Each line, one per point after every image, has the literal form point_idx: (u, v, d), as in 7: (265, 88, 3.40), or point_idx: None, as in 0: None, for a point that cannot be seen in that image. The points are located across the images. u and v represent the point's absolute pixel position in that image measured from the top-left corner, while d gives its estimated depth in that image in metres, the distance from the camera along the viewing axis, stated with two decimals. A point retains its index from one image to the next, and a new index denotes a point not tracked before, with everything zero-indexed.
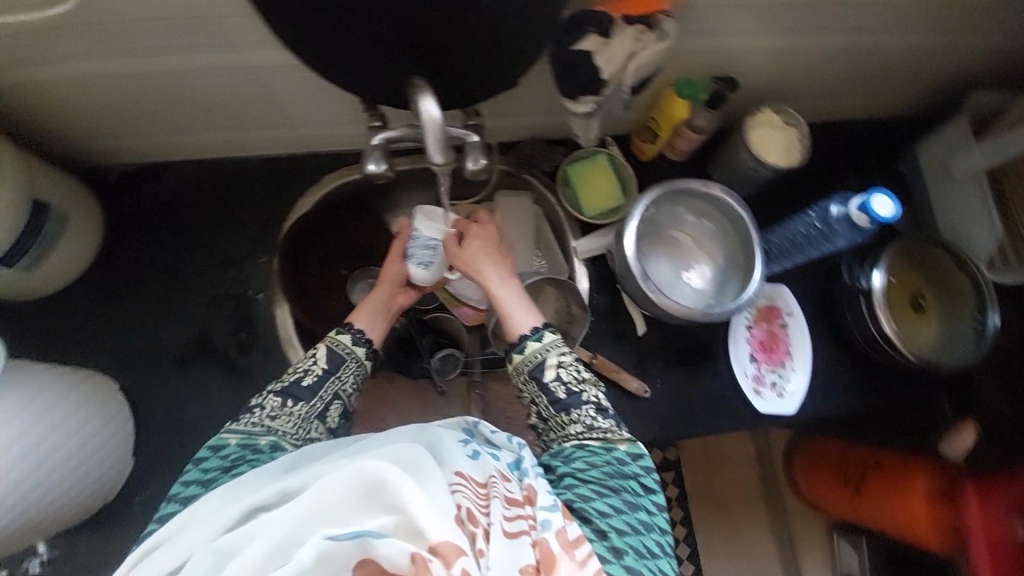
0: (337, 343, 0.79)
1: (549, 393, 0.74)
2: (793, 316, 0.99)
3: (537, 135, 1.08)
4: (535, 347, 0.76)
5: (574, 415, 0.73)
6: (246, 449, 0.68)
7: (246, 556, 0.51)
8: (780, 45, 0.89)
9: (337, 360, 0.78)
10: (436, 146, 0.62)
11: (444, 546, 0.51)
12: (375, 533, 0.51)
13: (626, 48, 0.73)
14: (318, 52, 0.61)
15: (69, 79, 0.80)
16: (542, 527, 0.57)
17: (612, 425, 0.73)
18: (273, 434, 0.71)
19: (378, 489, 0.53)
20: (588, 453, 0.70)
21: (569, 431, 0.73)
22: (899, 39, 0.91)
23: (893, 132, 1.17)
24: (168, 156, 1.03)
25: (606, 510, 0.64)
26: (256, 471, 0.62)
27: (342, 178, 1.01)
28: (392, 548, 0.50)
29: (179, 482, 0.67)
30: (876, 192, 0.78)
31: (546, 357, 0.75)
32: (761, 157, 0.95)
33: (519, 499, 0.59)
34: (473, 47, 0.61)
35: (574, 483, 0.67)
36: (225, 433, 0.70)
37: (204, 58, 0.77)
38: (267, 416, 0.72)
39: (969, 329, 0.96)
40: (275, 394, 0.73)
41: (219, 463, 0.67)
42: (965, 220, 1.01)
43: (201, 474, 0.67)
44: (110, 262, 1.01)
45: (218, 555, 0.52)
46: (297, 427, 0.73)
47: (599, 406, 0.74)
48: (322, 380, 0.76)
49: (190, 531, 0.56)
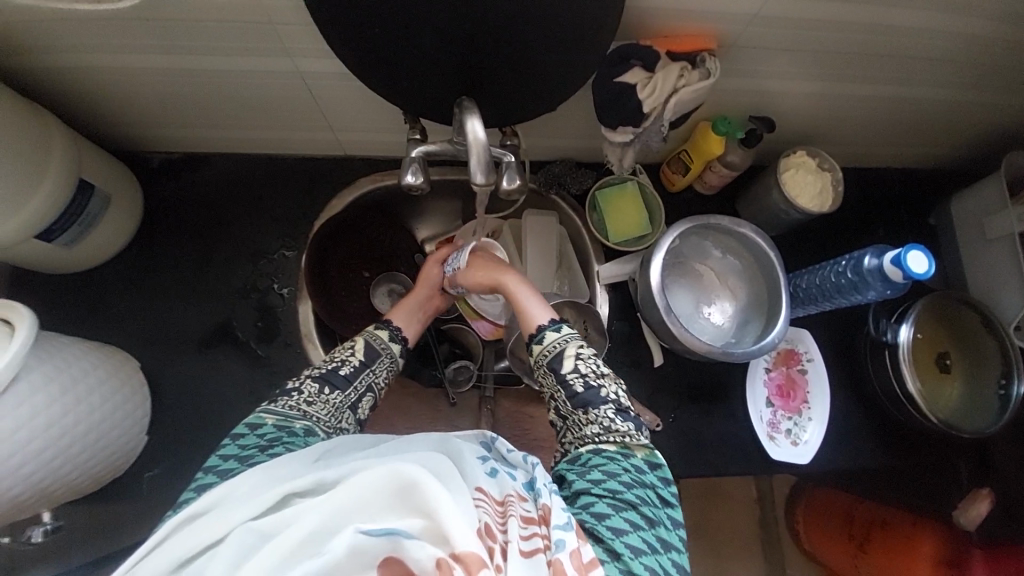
0: (376, 338, 0.82)
1: (567, 387, 0.74)
2: (812, 363, 1.01)
3: (569, 157, 1.09)
4: (554, 337, 0.77)
5: (592, 414, 0.72)
6: (282, 431, 0.68)
7: (279, 542, 0.51)
8: (821, 91, 0.89)
9: (373, 355, 0.80)
10: (480, 166, 0.62)
11: (469, 555, 0.50)
12: (404, 534, 0.51)
13: (670, 84, 0.74)
14: (370, 66, 0.62)
15: (127, 69, 0.83)
16: (557, 547, 0.55)
17: (631, 430, 0.72)
18: (308, 419, 0.71)
19: (409, 491, 0.53)
20: (605, 461, 0.69)
21: (586, 432, 0.72)
22: (942, 95, 0.91)
23: (927, 184, 1.16)
24: (209, 148, 1.06)
25: (622, 528, 0.61)
26: (291, 457, 0.62)
27: (377, 182, 1.03)
28: (421, 552, 0.50)
29: (215, 454, 0.66)
30: (911, 248, 0.78)
31: (563, 348, 0.76)
32: (793, 200, 0.95)
33: (535, 518, 0.58)
34: (521, 73, 0.62)
35: (590, 500, 0.64)
36: (263, 413, 0.71)
37: (258, 60, 0.80)
38: (305, 401, 0.73)
39: (993, 395, 0.94)
40: (313, 379, 0.75)
41: (255, 442, 0.67)
42: (996, 280, 0.99)
43: (238, 450, 0.65)
44: (144, 245, 1.04)
45: (256, 536, 0.52)
46: (331, 415, 0.73)
47: (619, 407, 0.73)
48: (358, 371, 0.78)
49: (228, 508, 0.55)
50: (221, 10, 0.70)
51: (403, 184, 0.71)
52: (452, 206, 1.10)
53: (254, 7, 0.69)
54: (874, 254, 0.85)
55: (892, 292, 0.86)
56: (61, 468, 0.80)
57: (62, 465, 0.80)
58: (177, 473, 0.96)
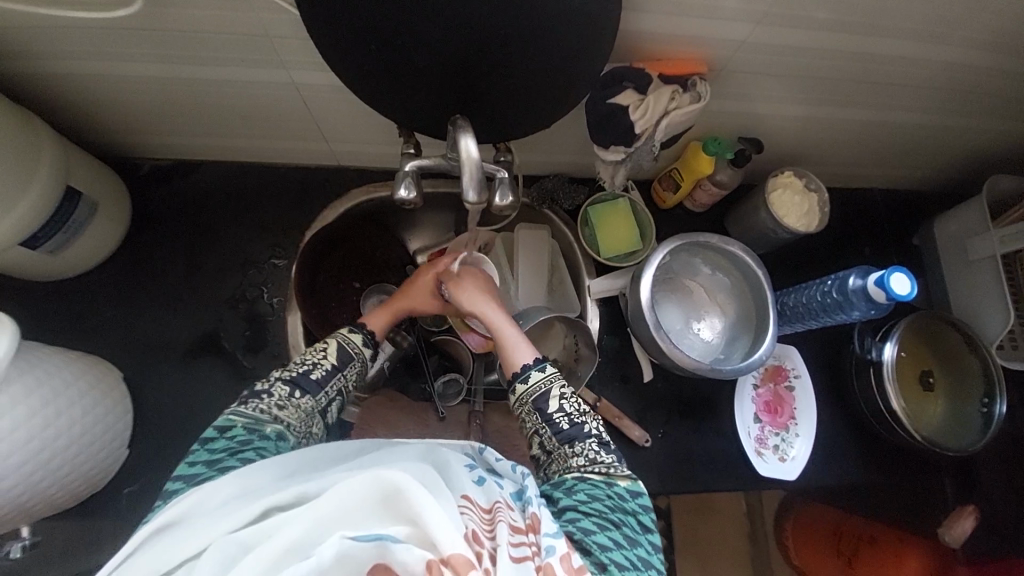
0: (349, 342, 0.81)
1: (552, 425, 0.75)
2: (798, 380, 1.03)
3: (561, 173, 1.10)
4: (539, 377, 0.77)
5: (578, 447, 0.73)
6: (253, 434, 0.67)
7: (262, 555, 0.51)
8: (808, 114, 0.91)
9: (345, 359, 0.80)
10: (471, 183, 0.62)
11: (456, 557, 0.50)
12: (391, 539, 0.52)
13: (662, 105, 0.76)
14: (365, 83, 0.62)
15: (120, 76, 0.83)
16: (547, 553, 0.56)
17: (614, 461, 0.73)
18: (279, 423, 0.70)
19: (395, 500, 0.53)
20: (590, 486, 0.69)
21: (571, 463, 0.72)
22: (925, 121, 0.94)
23: (911, 205, 1.19)
24: (200, 156, 1.06)
25: (607, 544, 0.63)
26: (268, 462, 0.61)
27: (367, 194, 1.02)
28: (409, 554, 0.51)
29: (182, 463, 0.65)
30: (894, 270, 0.79)
31: (548, 389, 0.76)
32: (780, 219, 0.96)
33: (523, 527, 0.58)
34: (515, 93, 0.63)
35: (576, 517, 0.65)
36: (232, 415, 0.69)
37: (254, 72, 0.80)
38: (276, 405, 0.71)
39: (976, 413, 0.96)
40: (284, 382, 0.74)
41: (225, 446, 0.66)
42: (977, 301, 1.01)
43: (207, 456, 0.65)
44: (131, 252, 1.02)
45: (240, 548, 0.52)
46: (302, 420, 0.73)
47: (602, 440, 0.74)
48: (329, 376, 0.77)
49: (206, 521, 0.54)
50: (217, 21, 0.70)
51: (395, 198, 0.71)
52: (444, 218, 1.10)
53: (250, 19, 0.69)
54: (858, 274, 0.87)
55: (876, 312, 0.88)
56: (41, 482, 0.78)
57: (43, 479, 0.78)
58: (157, 487, 0.93)
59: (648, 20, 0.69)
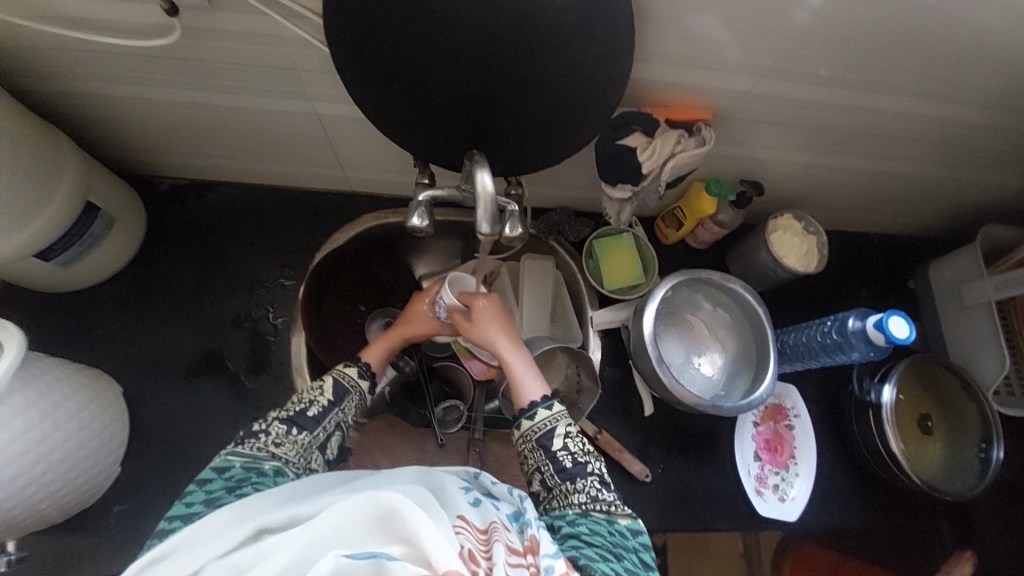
0: (344, 376, 0.81)
1: (556, 462, 0.73)
2: (798, 420, 1.03)
3: (567, 206, 1.14)
4: (545, 416, 0.76)
5: (579, 483, 0.72)
6: (251, 471, 0.68)
7: (253, 574, 0.49)
8: (806, 160, 0.96)
9: (342, 393, 0.80)
10: (484, 215, 0.64)
11: (454, 575, 0.49)
12: (387, 556, 0.50)
13: (668, 148, 0.79)
14: (388, 117, 0.66)
15: (149, 100, 0.86)
16: (545, 573, 0.55)
17: (616, 499, 0.71)
18: (277, 459, 0.71)
19: (390, 518, 0.52)
20: (591, 522, 0.69)
21: (572, 500, 0.71)
22: (917, 171, 0.98)
23: (905, 250, 1.22)
24: (217, 176, 1.09)
25: (608, 575, 0.61)
26: (261, 494, 0.61)
27: (379, 219, 1.06)
28: (405, 572, 0.49)
29: (179, 500, 0.65)
30: (892, 314, 0.81)
31: (553, 427, 0.75)
32: (780, 258, 0.99)
33: (520, 549, 0.58)
34: (529, 131, 0.66)
35: (578, 544, 0.65)
36: (228, 455, 0.70)
37: (279, 101, 0.84)
38: (273, 443, 0.72)
39: (974, 458, 0.96)
40: (281, 421, 0.74)
41: (222, 484, 0.66)
42: (973, 346, 1.03)
43: (203, 495, 0.65)
44: (141, 267, 1.04)
45: (233, 571, 0.51)
46: (299, 456, 0.73)
47: (603, 479, 0.73)
48: (326, 411, 0.77)
49: (200, 546, 0.54)
50: (249, 55, 0.74)
51: (408, 226, 0.73)
52: (452, 245, 1.12)
53: (282, 54, 0.73)
54: (857, 316, 0.88)
55: (875, 355, 0.89)
56: (31, 497, 0.77)
57: (33, 493, 0.77)
58: (146, 508, 0.91)
59: (655, 69, 0.74)
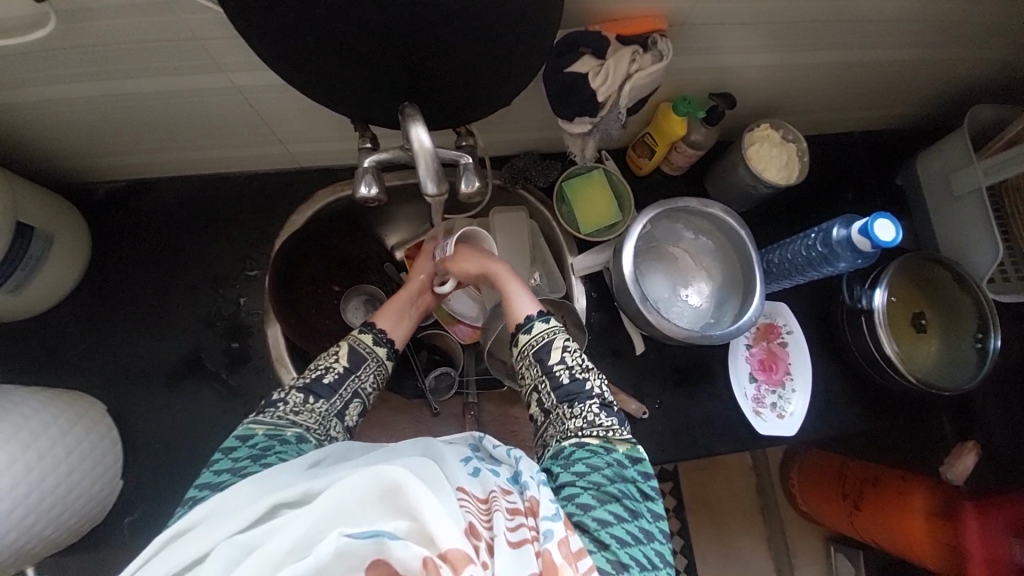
0: (360, 342, 0.80)
1: (553, 378, 0.75)
2: (791, 336, 1.02)
3: (532, 150, 1.06)
4: (541, 328, 0.77)
5: (576, 408, 0.72)
6: (273, 440, 0.67)
7: (266, 551, 0.49)
8: (779, 61, 0.87)
9: (358, 359, 0.78)
10: (428, 173, 0.60)
11: (454, 553, 0.49)
12: (390, 535, 0.50)
13: (624, 68, 0.72)
14: (301, 78, 0.58)
15: (51, 100, 0.78)
16: (545, 538, 0.55)
17: (613, 424, 0.72)
18: (298, 426, 0.70)
19: (392, 493, 0.52)
20: (588, 454, 0.68)
21: (569, 426, 0.72)
22: (901, 55, 0.90)
23: (893, 145, 1.16)
24: (156, 172, 1.01)
25: (607, 520, 0.63)
26: (283, 464, 0.61)
27: (335, 194, 0.99)
28: (406, 552, 0.49)
29: (208, 469, 0.65)
30: (878, 217, 0.77)
31: (552, 339, 0.77)
32: (759, 174, 0.93)
33: (522, 510, 0.58)
34: (462, 72, 0.59)
35: (575, 493, 0.65)
36: (251, 424, 0.69)
37: (192, 79, 0.75)
38: (291, 412, 0.71)
39: (971, 350, 0.95)
40: (298, 390, 0.73)
41: (247, 453, 0.65)
42: (963, 237, 1.00)
43: (230, 464, 0.64)
44: (99, 280, 0.99)
45: (244, 549, 0.51)
46: (320, 423, 0.72)
47: (604, 402, 0.73)
48: (342, 378, 0.76)
49: (218, 521, 0.54)
50: (139, 29, 0.65)
51: (358, 196, 0.68)
52: (417, 209, 1.07)
53: (175, 23, 0.64)
54: (842, 224, 0.85)
55: (863, 263, 0.86)
56: (33, 526, 0.76)
57: (33, 523, 0.76)
58: (155, 516, 0.92)
59: None
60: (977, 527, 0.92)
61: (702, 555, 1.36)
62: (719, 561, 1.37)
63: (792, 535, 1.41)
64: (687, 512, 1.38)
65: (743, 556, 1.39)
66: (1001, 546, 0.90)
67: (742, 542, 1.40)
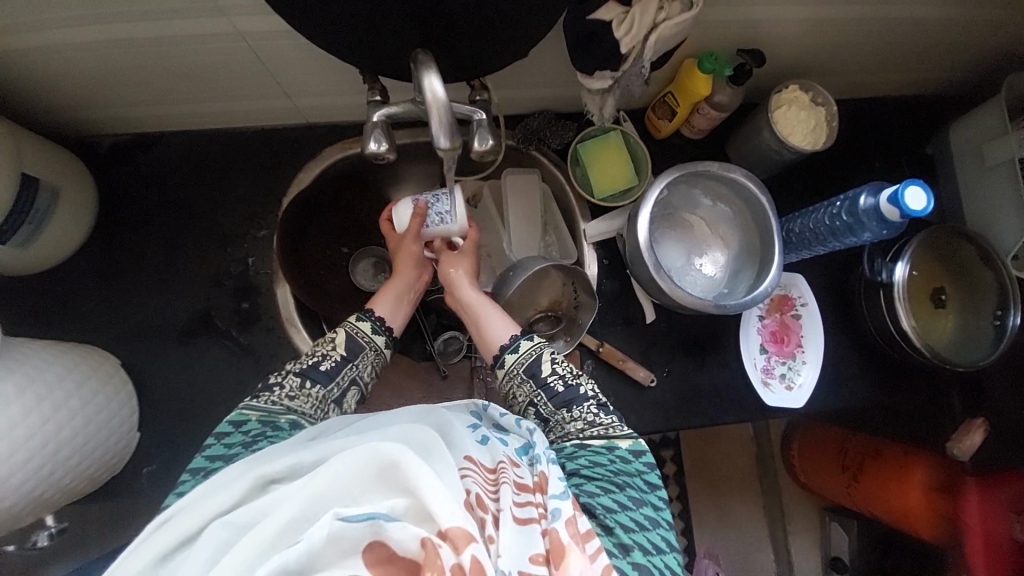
0: (357, 330, 0.82)
1: (547, 389, 0.78)
2: (805, 308, 1.00)
3: (546, 109, 1.02)
4: (528, 345, 0.82)
5: (575, 411, 0.76)
6: (267, 426, 0.68)
7: (258, 530, 0.51)
8: (816, 15, 0.81)
9: (356, 348, 0.81)
10: (442, 129, 0.57)
11: (454, 531, 0.50)
12: (385, 517, 0.50)
13: (649, 17, 0.67)
14: (304, 19, 0.54)
15: (46, 45, 0.74)
16: (553, 516, 0.56)
17: (613, 422, 0.75)
18: (294, 412, 0.72)
19: (391, 470, 0.53)
20: (591, 453, 0.71)
21: (570, 429, 0.74)
22: (948, 11, 0.84)
23: (926, 112, 1.10)
24: (160, 126, 0.99)
25: (611, 506, 0.64)
26: (272, 446, 0.62)
27: (342, 151, 0.97)
28: (403, 532, 0.49)
29: (200, 456, 0.66)
30: (909, 183, 0.74)
31: (539, 354, 0.81)
32: (784, 138, 0.89)
33: (530, 486, 0.60)
34: (478, 16, 0.55)
35: (580, 480, 0.67)
36: (245, 409, 0.70)
37: (192, 23, 0.71)
38: (287, 396, 0.73)
39: (989, 326, 0.93)
40: (294, 374, 0.75)
41: (241, 439, 0.67)
42: (992, 210, 0.96)
43: (224, 450, 0.66)
44: (107, 236, 0.99)
45: (234, 530, 0.53)
46: (315, 408, 0.75)
47: (599, 403, 0.77)
48: (339, 366, 0.78)
49: (206, 500, 0.56)
50: None
51: (366, 153, 0.66)
52: (427, 170, 1.04)
53: None
54: (870, 192, 0.81)
55: (887, 233, 0.84)
56: (52, 474, 0.78)
57: (52, 472, 0.78)
58: (170, 467, 0.95)
59: None
60: (978, 501, 0.95)
61: (698, 521, 1.41)
62: (714, 527, 1.42)
63: (789, 505, 1.44)
64: (686, 478, 1.41)
65: (738, 522, 1.43)
66: (1000, 522, 0.94)
67: (738, 509, 1.43)
